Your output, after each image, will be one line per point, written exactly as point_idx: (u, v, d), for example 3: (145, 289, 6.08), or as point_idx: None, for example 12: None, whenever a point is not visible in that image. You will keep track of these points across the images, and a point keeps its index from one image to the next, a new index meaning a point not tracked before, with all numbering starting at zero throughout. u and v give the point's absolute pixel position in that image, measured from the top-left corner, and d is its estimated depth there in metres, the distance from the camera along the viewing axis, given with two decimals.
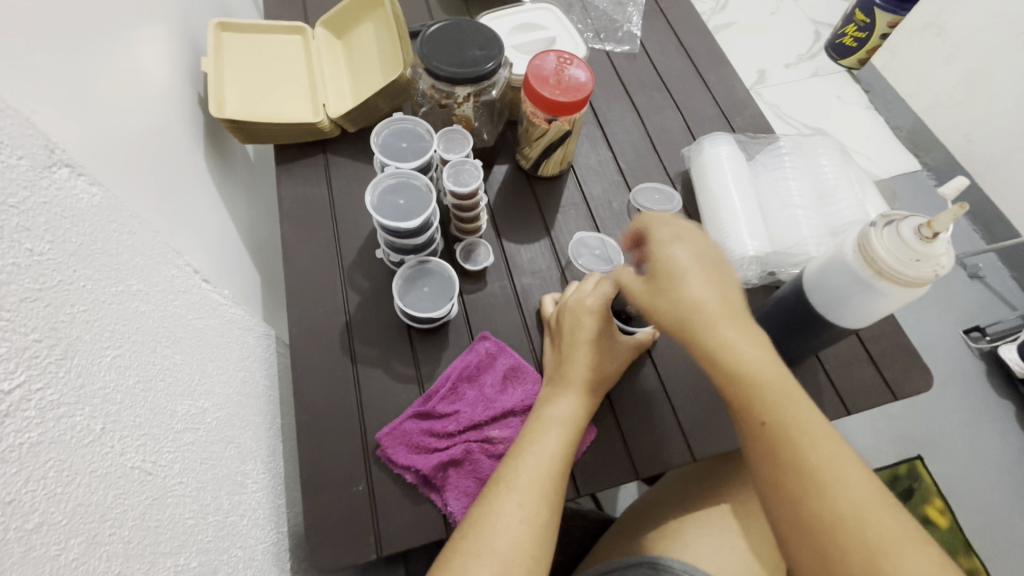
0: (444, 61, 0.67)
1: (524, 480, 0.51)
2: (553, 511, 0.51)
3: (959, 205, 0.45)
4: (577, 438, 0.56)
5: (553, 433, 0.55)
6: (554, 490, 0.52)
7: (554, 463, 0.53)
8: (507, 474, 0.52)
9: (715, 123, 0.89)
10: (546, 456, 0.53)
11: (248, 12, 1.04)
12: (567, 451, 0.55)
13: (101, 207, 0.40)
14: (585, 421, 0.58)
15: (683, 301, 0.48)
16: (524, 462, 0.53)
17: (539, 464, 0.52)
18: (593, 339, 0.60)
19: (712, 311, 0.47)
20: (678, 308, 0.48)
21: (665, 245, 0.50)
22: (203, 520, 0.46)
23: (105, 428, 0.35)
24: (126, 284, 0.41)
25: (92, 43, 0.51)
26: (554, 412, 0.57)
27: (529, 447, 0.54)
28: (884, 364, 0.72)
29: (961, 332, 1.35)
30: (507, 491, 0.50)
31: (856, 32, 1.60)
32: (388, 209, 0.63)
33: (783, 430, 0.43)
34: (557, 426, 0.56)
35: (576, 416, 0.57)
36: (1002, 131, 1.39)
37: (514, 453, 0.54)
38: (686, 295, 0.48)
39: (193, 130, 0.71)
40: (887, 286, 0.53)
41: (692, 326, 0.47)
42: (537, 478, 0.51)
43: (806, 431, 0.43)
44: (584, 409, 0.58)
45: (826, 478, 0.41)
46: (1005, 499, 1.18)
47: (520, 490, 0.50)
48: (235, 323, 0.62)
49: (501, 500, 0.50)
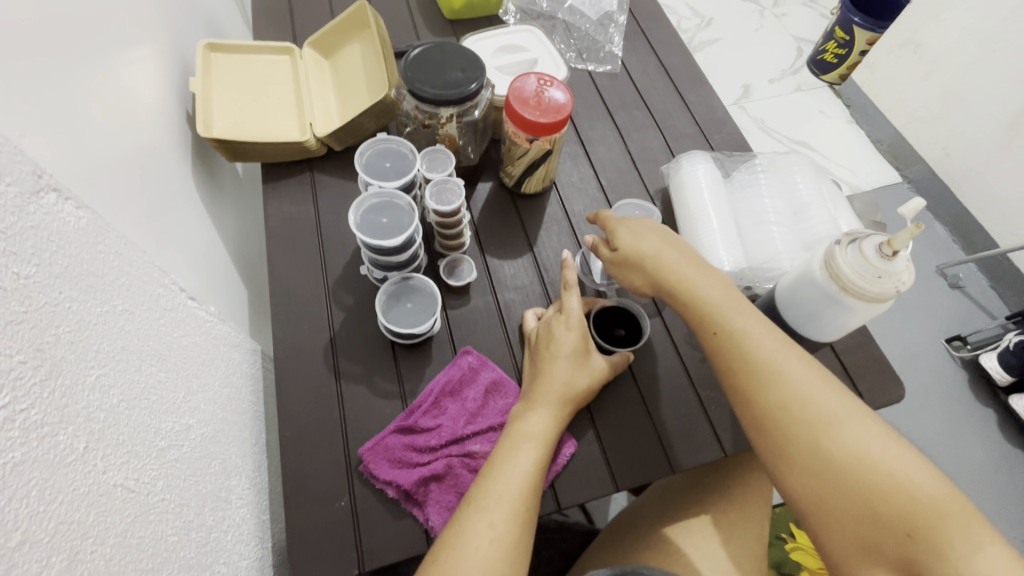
0: (426, 84, 0.69)
1: (498, 496, 0.52)
2: (525, 529, 0.52)
3: (916, 224, 0.47)
4: (550, 453, 0.58)
5: (523, 450, 0.56)
6: (527, 507, 0.53)
7: (526, 480, 0.54)
8: (480, 495, 0.53)
9: (694, 141, 0.92)
10: (518, 474, 0.54)
11: (238, 30, 1.06)
12: (539, 466, 0.56)
13: (88, 229, 0.41)
14: (557, 436, 0.59)
15: (638, 248, 0.63)
16: (496, 481, 0.53)
17: (510, 482, 0.53)
18: (567, 356, 0.62)
19: (669, 260, 0.61)
20: (635, 252, 0.63)
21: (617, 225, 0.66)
22: (186, 536, 0.46)
23: (88, 447, 0.36)
24: (112, 305, 0.42)
25: (82, 65, 0.52)
26: (527, 429, 0.58)
27: (501, 465, 0.55)
28: (859, 376, 0.74)
29: (942, 341, 1.38)
30: (480, 510, 0.51)
31: (837, 49, 1.68)
32: (371, 227, 0.64)
33: (729, 339, 0.55)
34: (529, 442, 0.57)
35: (547, 431, 0.58)
36: (978, 145, 1.43)
37: (488, 472, 0.55)
38: (645, 254, 0.63)
39: (181, 149, 0.72)
40: (853, 302, 0.55)
41: (654, 272, 0.62)
42: (509, 496, 0.52)
43: (753, 338, 0.54)
44: (556, 423, 0.59)
45: (772, 373, 0.52)
46: (989, 508, 1.20)
47: (493, 510, 0.51)
48: (221, 340, 0.63)
49: (474, 521, 0.51)
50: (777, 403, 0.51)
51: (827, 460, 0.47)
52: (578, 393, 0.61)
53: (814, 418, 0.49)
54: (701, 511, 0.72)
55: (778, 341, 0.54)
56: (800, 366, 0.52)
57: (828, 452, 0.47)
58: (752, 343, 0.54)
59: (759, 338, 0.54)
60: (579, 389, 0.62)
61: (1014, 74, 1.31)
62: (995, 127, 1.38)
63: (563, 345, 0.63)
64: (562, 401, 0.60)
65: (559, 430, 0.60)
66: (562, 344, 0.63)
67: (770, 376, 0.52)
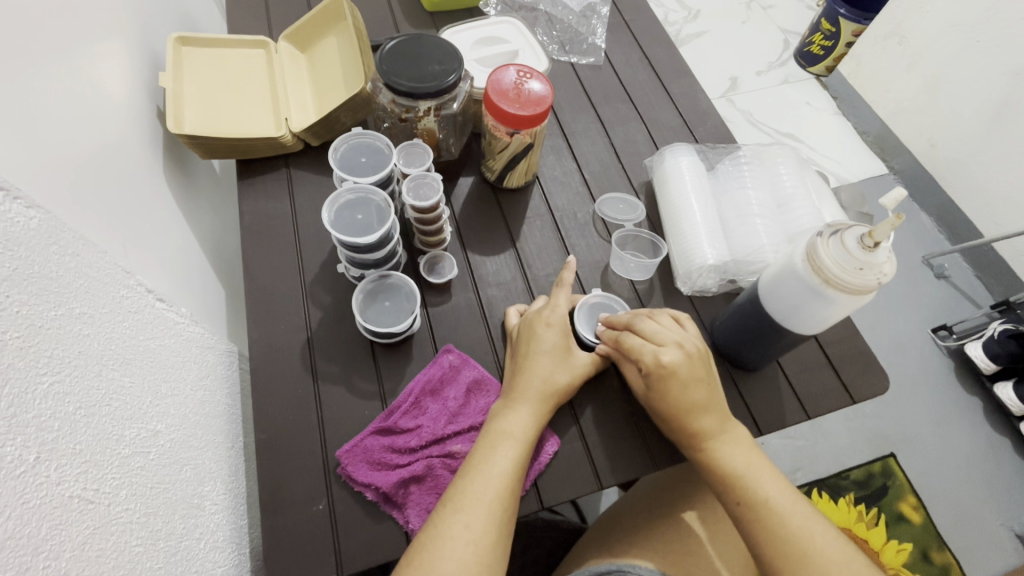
0: (403, 76, 0.67)
1: (473, 497, 0.51)
2: (503, 530, 0.51)
3: (896, 214, 0.47)
4: (530, 452, 0.57)
5: (502, 448, 0.55)
6: (505, 509, 0.52)
7: (505, 480, 0.53)
8: (457, 495, 0.52)
9: (678, 133, 0.91)
10: (496, 473, 0.53)
11: (212, 23, 1.03)
12: (517, 465, 0.55)
13: (40, 230, 0.39)
14: (537, 434, 0.58)
15: (682, 402, 0.57)
16: (473, 481, 0.52)
17: (488, 482, 0.52)
18: (549, 351, 0.61)
19: (709, 426, 0.57)
20: (677, 406, 0.57)
21: (655, 356, 0.57)
22: (153, 546, 0.45)
23: (40, 457, 0.34)
24: (67, 308, 0.40)
25: (41, 59, 0.50)
26: (506, 427, 0.57)
27: (478, 465, 0.54)
28: (843, 368, 0.74)
29: (929, 330, 1.39)
30: (456, 512, 0.50)
31: (823, 41, 1.67)
32: (346, 225, 0.63)
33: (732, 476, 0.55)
34: (509, 441, 0.56)
35: (526, 429, 0.57)
36: (963, 137, 1.43)
37: (465, 473, 0.54)
38: (683, 406, 0.57)
39: (151, 146, 0.70)
40: (835, 294, 0.54)
41: (686, 428, 0.57)
42: (487, 498, 0.51)
43: (756, 475, 0.55)
44: (536, 421, 0.58)
45: (771, 507, 0.53)
46: (975, 495, 1.21)
47: (470, 511, 0.50)
48: (193, 342, 0.61)
49: (449, 522, 0.50)
50: (787, 545, 0.51)
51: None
52: (558, 389, 0.60)
53: (818, 560, 0.50)
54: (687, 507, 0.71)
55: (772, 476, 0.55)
56: (798, 504, 0.53)
57: None
58: (754, 480, 0.55)
59: (760, 476, 0.55)
60: (560, 384, 0.61)
61: (996, 66, 1.32)
62: (980, 116, 1.38)
63: (541, 341, 0.62)
64: (541, 397, 0.59)
65: (540, 428, 0.59)
66: (541, 338, 0.62)
67: (775, 513, 0.52)
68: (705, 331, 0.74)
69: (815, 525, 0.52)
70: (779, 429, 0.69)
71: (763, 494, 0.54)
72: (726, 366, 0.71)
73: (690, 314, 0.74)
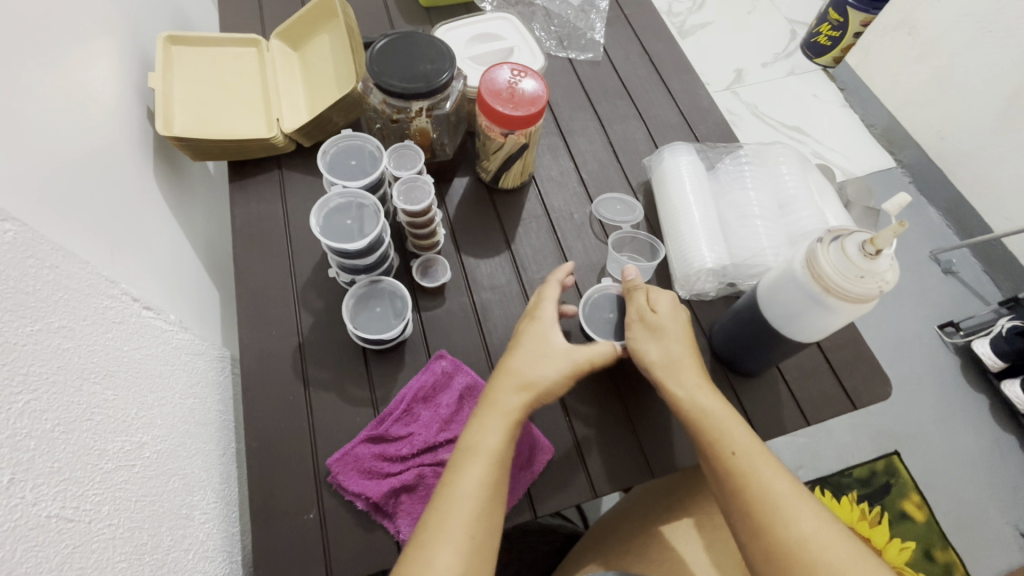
0: (393, 76, 0.66)
1: (435, 528, 0.48)
2: (473, 561, 0.47)
3: (898, 222, 0.45)
4: (501, 468, 0.52)
5: (468, 466, 0.52)
6: (472, 536, 0.48)
7: (472, 505, 0.50)
8: (423, 529, 0.49)
9: (678, 131, 0.89)
10: (460, 498, 0.50)
11: (206, 20, 1.02)
12: (484, 485, 0.51)
13: (15, 243, 0.38)
14: (508, 448, 0.54)
15: (683, 338, 0.61)
16: (438, 509, 0.50)
17: (452, 509, 0.49)
18: (530, 350, 0.59)
19: (677, 353, 0.59)
20: (682, 339, 0.60)
21: (666, 294, 0.63)
22: (137, 561, 0.44)
23: (15, 478, 0.34)
24: (46, 322, 0.39)
25: (26, 64, 0.50)
26: (473, 443, 0.53)
27: (444, 491, 0.51)
28: (844, 372, 0.72)
29: (936, 327, 1.36)
30: (421, 546, 0.48)
31: (831, 31, 1.52)
32: (335, 230, 0.62)
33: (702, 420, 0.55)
34: (475, 457, 0.52)
35: (494, 446, 0.53)
36: (974, 129, 1.40)
37: (433, 502, 0.51)
38: (676, 344, 0.60)
39: (142, 149, 0.69)
40: (835, 303, 0.53)
41: (681, 364, 0.59)
42: (453, 530, 0.48)
43: (721, 417, 0.55)
44: (506, 436, 0.54)
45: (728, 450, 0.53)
46: (981, 495, 1.19)
47: (431, 544, 0.47)
48: (182, 349, 0.60)
49: (415, 554, 0.47)
50: (759, 503, 0.49)
51: (794, 568, 0.46)
52: (535, 393, 0.57)
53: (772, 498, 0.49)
54: (684, 514, 0.70)
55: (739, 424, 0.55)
56: (778, 472, 0.51)
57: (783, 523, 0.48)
58: (720, 424, 0.55)
59: (726, 422, 0.55)
60: (540, 384, 0.57)
61: (1009, 56, 1.28)
62: (992, 109, 1.34)
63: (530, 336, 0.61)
64: (512, 398, 0.56)
65: (513, 439, 0.55)
66: (531, 335, 0.61)
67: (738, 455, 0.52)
68: (703, 337, 0.73)
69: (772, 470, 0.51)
70: (778, 436, 0.68)
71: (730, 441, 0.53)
72: (725, 371, 0.70)
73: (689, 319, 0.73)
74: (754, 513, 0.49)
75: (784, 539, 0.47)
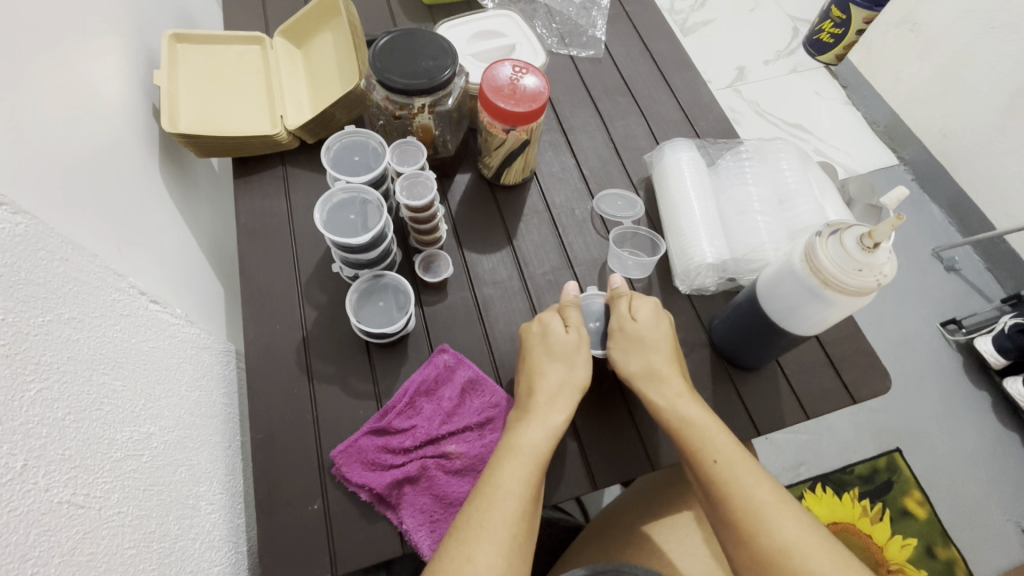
0: (396, 73, 0.66)
1: (478, 528, 0.49)
2: (517, 560, 0.49)
3: (897, 215, 0.46)
4: (542, 469, 0.54)
5: (514, 466, 0.53)
6: (515, 535, 0.49)
7: (516, 504, 0.51)
8: (464, 525, 0.49)
9: (679, 127, 0.89)
10: (506, 498, 0.51)
11: (210, 18, 1.02)
12: (529, 485, 0.52)
13: (26, 235, 0.39)
14: (550, 451, 0.56)
15: (671, 349, 0.62)
16: (479, 509, 0.50)
17: (497, 508, 0.50)
18: (561, 355, 0.61)
19: (657, 362, 0.61)
20: (666, 350, 0.62)
21: (654, 304, 0.65)
22: (146, 548, 0.45)
23: (27, 464, 0.35)
24: (56, 313, 0.40)
25: (34, 61, 0.50)
26: (518, 443, 0.55)
27: (485, 490, 0.51)
28: (843, 367, 0.72)
29: (938, 324, 1.36)
30: (462, 546, 0.48)
31: (833, 28, 1.52)
32: (339, 225, 0.63)
33: (682, 426, 0.56)
34: (522, 457, 0.54)
35: (539, 447, 0.55)
36: (977, 125, 1.40)
37: (475, 499, 0.51)
38: (658, 355, 0.61)
39: (148, 145, 0.70)
40: (834, 296, 0.53)
41: (659, 375, 0.60)
42: (498, 528, 0.49)
43: (706, 425, 0.56)
44: (550, 438, 0.56)
45: (707, 455, 0.54)
46: (982, 491, 1.19)
47: (474, 544, 0.48)
48: (188, 342, 0.61)
49: (455, 555, 0.47)
50: (742, 513, 0.49)
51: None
52: (574, 394, 0.59)
53: (751, 505, 0.49)
54: (685, 507, 0.71)
55: (724, 433, 0.55)
56: (760, 480, 0.51)
57: (759, 527, 0.48)
58: (702, 433, 0.55)
59: (710, 430, 0.55)
60: (578, 382, 0.60)
61: (1012, 53, 1.28)
62: (996, 106, 1.34)
63: (557, 339, 0.61)
64: (556, 403, 0.58)
65: (556, 443, 0.57)
66: (559, 339, 0.61)
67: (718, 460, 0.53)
68: (703, 331, 0.73)
69: (753, 478, 0.51)
70: (778, 429, 0.68)
71: (712, 449, 0.54)
72: (724, 366, 0.71)
73: (690, 314, 0.74)
74: (732, 520, 0.50)
75: (766, 548, 0.47)
